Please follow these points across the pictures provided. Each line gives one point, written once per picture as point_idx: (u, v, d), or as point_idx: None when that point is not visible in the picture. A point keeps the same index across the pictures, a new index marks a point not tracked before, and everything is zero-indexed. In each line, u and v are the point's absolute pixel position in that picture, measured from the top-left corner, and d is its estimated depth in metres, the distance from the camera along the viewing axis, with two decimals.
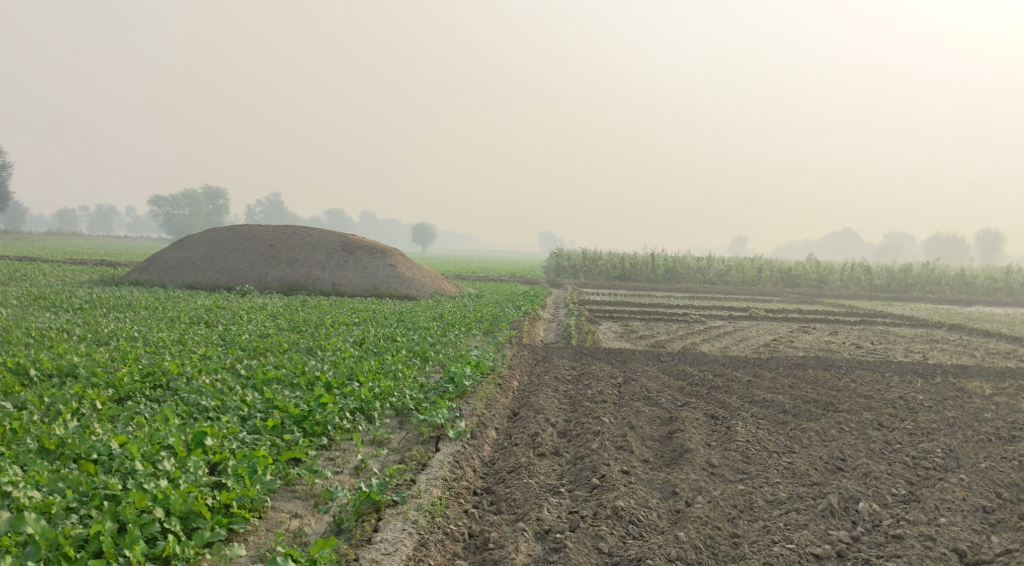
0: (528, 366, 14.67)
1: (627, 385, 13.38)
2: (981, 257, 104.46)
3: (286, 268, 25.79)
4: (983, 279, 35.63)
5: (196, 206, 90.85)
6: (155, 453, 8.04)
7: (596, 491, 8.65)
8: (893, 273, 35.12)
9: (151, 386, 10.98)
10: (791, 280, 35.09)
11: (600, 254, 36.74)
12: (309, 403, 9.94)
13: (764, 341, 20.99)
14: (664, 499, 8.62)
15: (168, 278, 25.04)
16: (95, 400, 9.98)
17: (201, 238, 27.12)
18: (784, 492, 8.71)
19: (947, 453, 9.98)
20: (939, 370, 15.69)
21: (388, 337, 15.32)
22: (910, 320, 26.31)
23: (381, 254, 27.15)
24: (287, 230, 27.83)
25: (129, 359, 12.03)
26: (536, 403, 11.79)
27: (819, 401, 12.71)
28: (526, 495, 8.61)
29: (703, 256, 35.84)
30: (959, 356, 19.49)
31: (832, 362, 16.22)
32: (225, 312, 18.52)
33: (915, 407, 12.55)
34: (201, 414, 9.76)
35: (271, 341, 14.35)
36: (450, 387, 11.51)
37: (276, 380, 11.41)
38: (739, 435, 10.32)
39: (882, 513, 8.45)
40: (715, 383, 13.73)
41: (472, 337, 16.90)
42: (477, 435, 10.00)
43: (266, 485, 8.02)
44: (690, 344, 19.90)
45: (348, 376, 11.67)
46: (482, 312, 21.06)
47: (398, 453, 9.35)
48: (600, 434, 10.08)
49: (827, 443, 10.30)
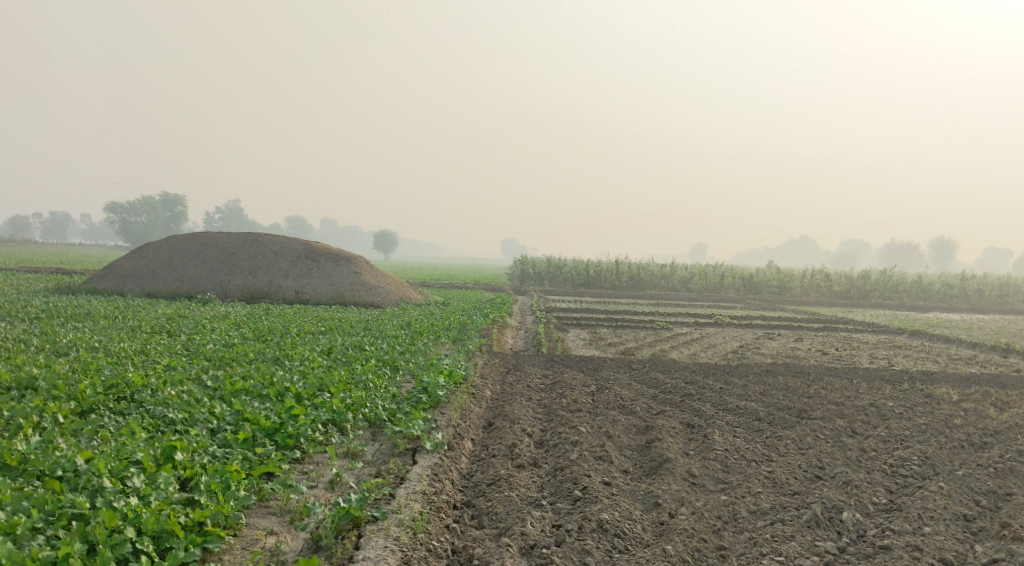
0: (499, 375, 14.50)
1: (601, 393, 13.27)
2: (937, 264, 106.30)
3: (248, 276, 25.38)
4: (940, 286, 36.03)
5: (154, 213, 89.43)
6: (123, 469, 7.75)
7: (579, 504, 8.51)
8: (852, 280, 35.51)
9: (114, 398, 10.66)
10: (752, 287, 35.44)
11: (565, 260, 36.78)
12: (280, 415, 9.70)
13: (730, 348, 21.02)
14: (648, 510, 8.51)
15: (127, 287, 24.53)
16: (57, 414, 9.66)
17: (161, 246, 26.61)
18: (767, 502, 8.66)
19: (923, 460, 10.00)
20: (906, 376, 15.78)
21: (355, 346, 15.06)
22: (872, 327, 26.57)
23: (346, 261, 26.84)
24: (250, 237, 27.39)
25: (90, 370, 11.66)
26: (511, 412, 11.63)
27: (792, 408, 12.69)
28: (508, 508, 8.45)
29: (667, 263, 36.03)
30: (922, 362, 19.69)
31: (801, 368, 16.27)
32: (187, 321, 18.10)
33: (887, 414, 12.60)
34: (168, 427, 9.48)
35: (236, 351, 14.03)
36: (423, 397, 11.32)
37: (244, 391, 11.13)
38: (717, 444, 10.24)
39: (865, 523, 8.43)
40: (687, 390, 13.70)
41: (441, 345, 16.68)
42: (454, 446, 9.81)
43: (240, 501, 7.78)
44: (658, 351, 19.89)
45: (318, 387, 11.41)
46: (450, 320, 20.83)
47: (373, 466, 9.14)
48: (578, 444, 9.95)
49: (804, 451, 10.27)
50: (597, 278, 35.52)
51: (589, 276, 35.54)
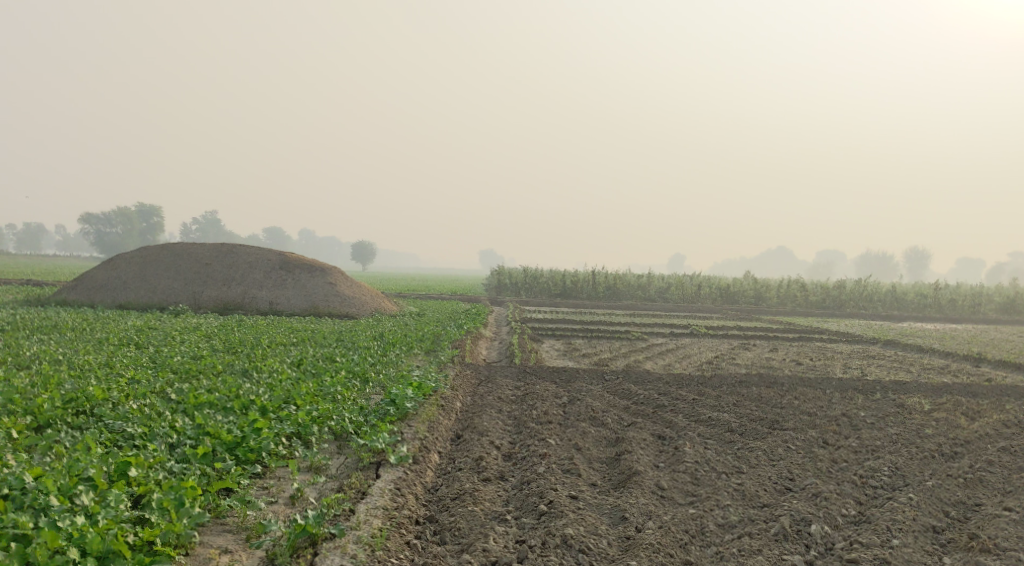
0: (470, 386, 14.30)
1: (573, 405, 13.12)
2: (911, 274, 107.16)
3: (221, 287, 25.07)
4: (914, 295, 36.12)
5: (128, 223, 88.56)
6: (72, 487, 7.52)
7: (544, 518, 8.35)
8: (827, 290, 35.66)
9: (73, 413, 10.38)
10: (729, 297, 35.51)
11: (541, 271, 36.63)
12: (242, 428, 9.47)
13: (705, 358, 20.95)
14: (614, 524, 8.36)
15: (98, 299, 24.17)
16: (12, 429, 9.40)
17: (133, 257, 26.25)
18: (735, 515, 8.54)
19: (893, 471, 9.93)
20: (879, 385, 15.76)
21: (326, 358, 14.85)
22: (846, 336, 26.62)
23: (320, 272, 26.58)
24: (223, 247, 27.07)
25: (50, 384, 11.37)
26: (480, 425, 11.46)
27: (764, 419, 12.61)
28: (471, 524, 8.28)
29: (644, 273, 36.04)
30: (895, 372, 19.69)
31: (774, 379, 16.19)
32: (156, 332, 17.79)
33: (859, 424, 12.54)
34: (127, 442, 9.26)
35: (204, 362, 13.78)
36: (391, 409, 11.11)
37: (208, 404, 10.89)
38: (687, 456, 10.12)
39: (834, 536, 8.33)
40: (659, 401, 13.58)
41: (413, 356, 16.50)
42: (419, 459, 9.63)
43: (193, 518, 7.53)
44: (633, 362, 19.78)
45: (284, 400, 11.19)
46: (423, 331, 20.64)
47: (336, 480, 8.93)
48: (546, 457, 9.80)
49: (775, 462, 10.16)
50: (574, 288, 35.42)
51: (566, 287, 35.47)
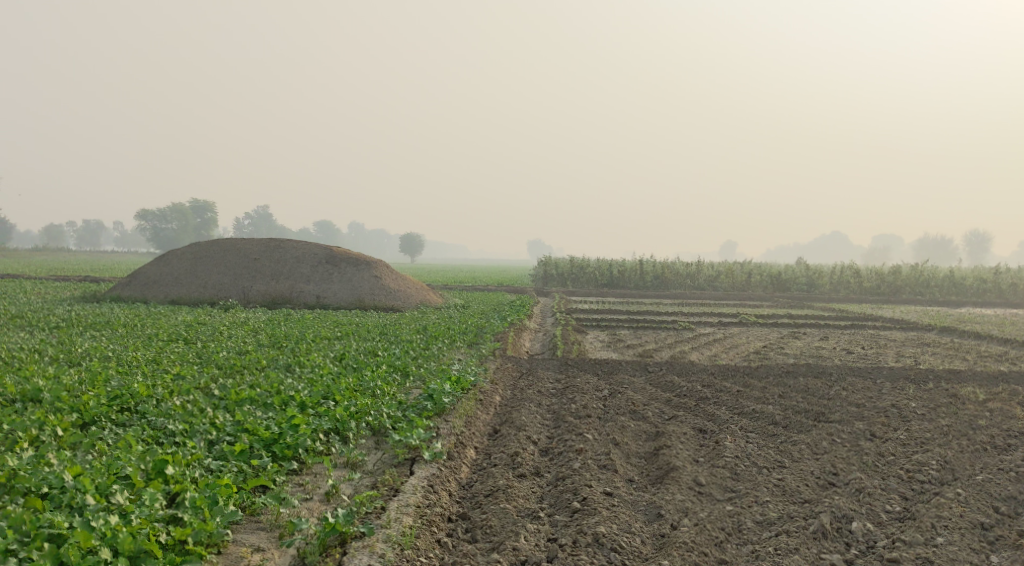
0: (511, 380, 14.25)
1: (613, 398, 12.98)
2: (971, 258, 104.41)
3: (269, 282, 25.36)
4: (973, 281, 35.12)
5: (183, 219, 90.12)
6: (109, 486, 7.67)
7: (577, 516, 8.26)
8: (882, 276, 34.83)
9: (117, 409, 10.51)
10: (781, 284, 34.94)
11: (588, 260, 36.44)
12: (280, 425, 9.49)
13: (754, 348, 20.65)
14: (649, 522, 8.25)
15: (150, 295, 24.58)
16: (57, 426, 9.53)
17: (184, 253, 26.65)
18: (774, 511, 8.36)
19: (942, 465, 9.64)
20: (932, 375, 15.36)
21: (369, 352, 14.88)
22: (901, 323, 26.01)
23: (365, 265, 26.72)
24: (271, 242, 27.36)
25: (97, 381, 11.54)
26: (518, 419, 11.41)
27: (810, 411, 12.34)
28: (503, 521, 8.23)
29: (692, 262, 35.61)
30: (950, 360, 19.15)
31: (822, 368, 15.87)
32: (205, 327, 18.04)
33: (909, 416, 12.20)
34: (168, 439, 9.35)
35: (248, 357, 13.93)
36: (428, 404, 11.10)
37: (250, 401, 10.98)
38: (727, 451, 9.92)
39: (876, 533, 8.11)
40: (702, 394, 13.37)
41: (455, 349, 16.50)
42: (454, 455, 9.60)
43: (226, 517, 7.65)
44: (678, 353, 19.53)
45: (324, 395, 11.22)
46: (467, 323, 20.62)
47: (371, 477, 8.94)
48: (582, 453, 9.69)
49: (818, 456, 9.94)
50: (621, 278, 35.18)
51: (613, 276, 35.26)
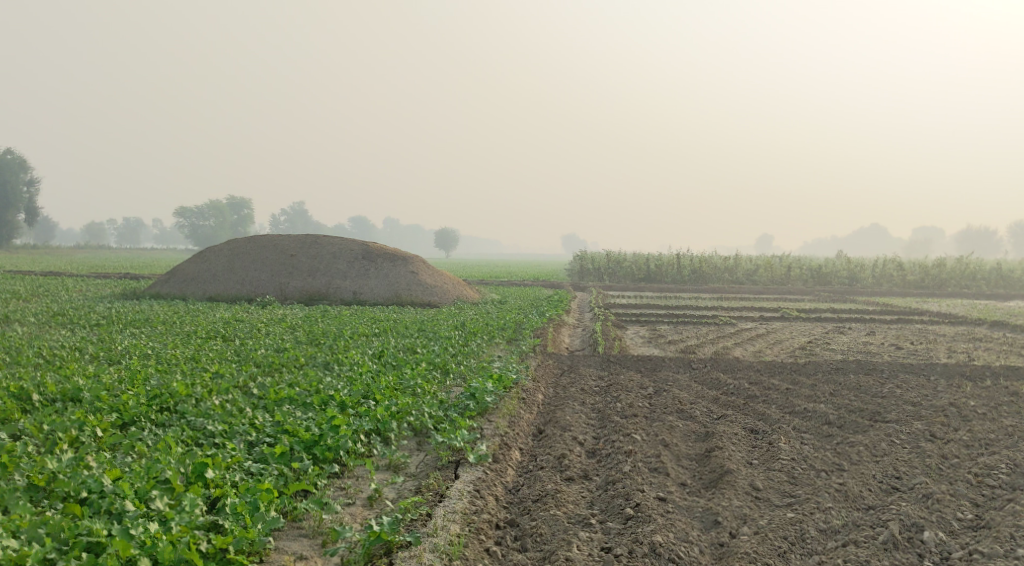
0: (553, 377, 13.91)
1: (658, 397, 12.59)
2: (1016, 250, 102.24)
3: (306, 278, 25.26)
4: (1020, 273, 34.18)
5: (220, 217, 90.83)
6: (148, 491, 7.50)
7: (631, 523, 7.95)
8: (926, 269, 33.97)
9: (157, 409, 10.33)
10: (821, 278, 34.20)
11: (625, 255, 36.00)
12: (321, 426, 9.20)
13: (798, 344, 20.12)
14: (706, 530, 7.94)
15: (189, 292, 24.58)
16: (97, 427, 9.37)
17: (221, 250, 26.64)
18: (838, 519, 8.02)
19: (1012, 468, 9.18)
20: (989, 372, 14.75)
21: (407, 349, 14.63)
22: (949, 317, 25.29)
23: (402, 260, 26.54)
24: (308, 238, 27.28)
25: (136, 380, 11.40)
26: (562, 419, 11.08)
27: (864, 410, 11.88)
28: (553, 529, 7.93)
29: (730, 256, 34.99)
30: (1004, 356, 18.47)
31: (873, 364, 15.34)
32: (242, 324, 17.89)
33: (969, 415, 11.69)
34: (207, 440, 9.15)
35: (287, 355, 13.74)
36: (470, 404, 10.81)
37: (289, 400, 10.76)
38: (782, 453, 9.51)
39: (949, 543, 7.73)
40: (751, 391, 12.95)
41: (494, 346, 16.21)
42: (499, 458, 9.31)
43: (267, 524, 7.46)
44: (721, 348, 19.05)
45: (364, 394, 10.97)
46: (506, 319, 20.31)
47: (414, 481, 8.69)
48: (632, 455, 9.34)
49: (879, 459, 9.50)
50: (658, 273, 34.68)
51: (650, 271, 34.77)
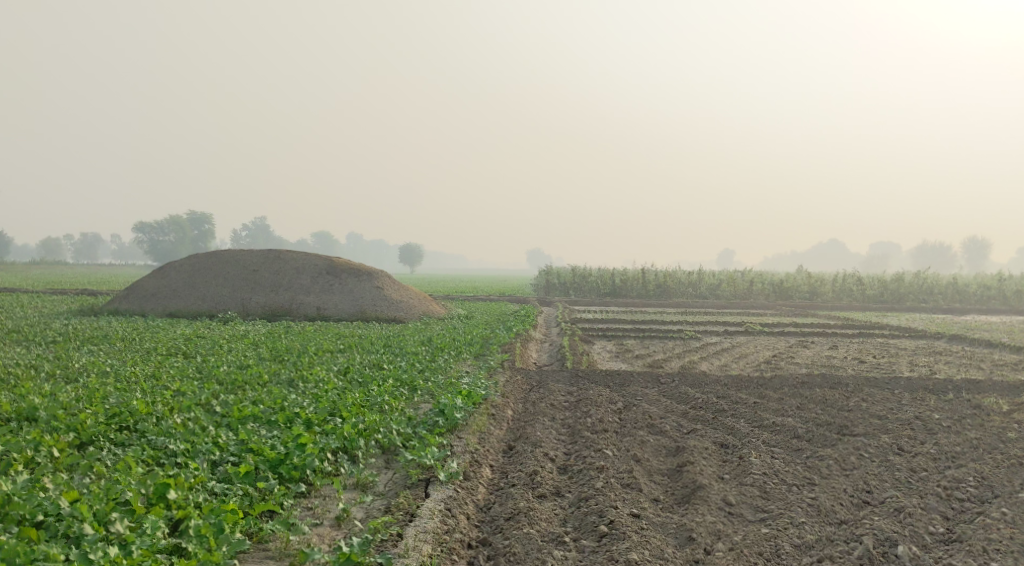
0: (521, 393, 13.79)
1: (628, 412, 12.51)
2: (971, 265, 104.09)
3: (269, 293, 24.93)
4: (976, 287, 34.69)
5: (181, 232, 89.68)
6: (108, 513, 7.27)
7: (606, 541, 7.87)
8: (885, 284, 34.37)
9: (116, 429, 10.03)
10: (783, 292, 34.48)
11: (590, 270, 36.01)
12: (287, 444, 8.99)
13: (763, 358, 20.21)
14: (681, 546, 7.88)
15: (148, 308, 24.15)
16: (53, 447, 9.08)
17: (182, 265, 26.22)
18: (812, 534, 8.02)
19: (980, 481, 9.22)
20: (951, 385, 14.87)
21: (374, 365, 14.43)
22: (909, 331, 25.59)
23: (367, 276, 26.29)
24: (271, 253, 26.94)
25: (95, 399, 11.08)
26: (533, 435, 10.96)
27: (832, 424, 11.90)
28: (527, 548, 7.82)
29: (694, 270, 35.15)
30: (965, 370, 18.65)
31: (838, 378, 15.41)
32: (204, 341, 17.56)
33: (934, 428, 11.76)
34: (169, 460, 8.90)
35: (250, 372, 13.47)
36: (439, 420, 10.64)
37: (253, 418, 10.51)
38: (754, 467, 9.46)
39: (923, 558, 7.78)
40: (719, 406, 12.92)
41: (461, 361, 16.07)
42: (471, 475, 9.16)
43: (233, 546, 7.25)
44: (688, 363, 19.06)
45: (330, 412, 10.76)
46: (473, 334, 20.15)
47: (384, 500, 8.52)
48: (604, 471, 9.24)
49: (849, 473, 9.49)
50: (623, 287, 34.74)
51: (615, 285, 34.80)
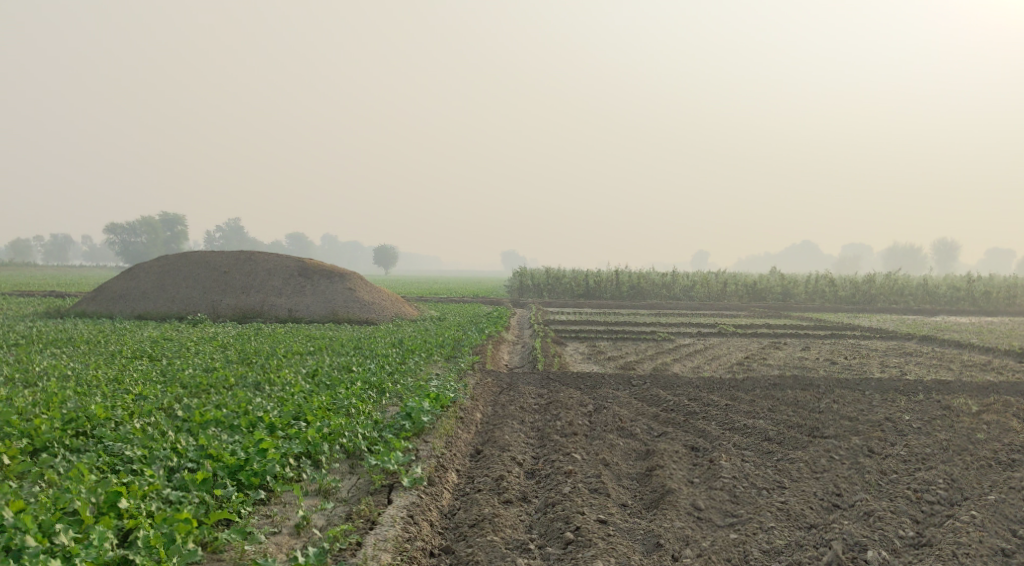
0: (491, 396, 13.59)
1: (599, 414, 12.36)
2: (942, 266, 105.24)
3: (239, 295, 24.57)
4: (946, 288, 34.89)
5: (153, 233, 88.68)
6: (53, 524, 7.03)
7: (571, 548, 7.73)
8: (857, 285, 34.51)
9: (72, 435, 9.74)
10: (756, 293, 34.53)
11: (564, 271, 35.89)
12: (247, 450, 8.75)
13: (736, 359, 20.16)
14: (648, 553, 7.74)
15: (116, 310, 23.72)
16: (5, 454, 8.82)
17: (151, 267, 25.80)
18: (781, 539, 7.92)
19: (949, 483, 9.15)
20: (921, 386, 14.86)
21: (343, 367, 14.20)
22: (880, 332, 25.69)
23: (339, 277, 25.99)
24: (242, 255, 26.57)
25: (52, 403, 10.76)
26: (501, 438, 10.78)
27: (803, 426, 11.82)
28: (490, 556, 7.67)
29: (668, 272, 35.14)
30: (935, 371, 18.69)
31: (810, 380, 15.34)
32: (171, 344, 17.23)
33: (905, 429, 11.70)
34: (124, 467, 8.64)
35: (216, 375, 13.18)
36: (406, 424, 10.41)
37: (215, 423, 10.25)
38: (724, 471, 9.32)
39: (892, 563, 7.70)
40: (690, 408, 12.82)
41: (431, 363, 15.86)
42: (435, 481, 8.96)
43: (183, 558, 7.05)
44: (660, 365, 18.96)
45: (295, 416, 10.51)
46: (443, 336, 19.94)
47: (345, 506, 8.31)
48: (572, 475, 9.08)
49: (819, 475, 9.39)
50: (597, 288, 34.66)
51: (589, 286, 34.70)
